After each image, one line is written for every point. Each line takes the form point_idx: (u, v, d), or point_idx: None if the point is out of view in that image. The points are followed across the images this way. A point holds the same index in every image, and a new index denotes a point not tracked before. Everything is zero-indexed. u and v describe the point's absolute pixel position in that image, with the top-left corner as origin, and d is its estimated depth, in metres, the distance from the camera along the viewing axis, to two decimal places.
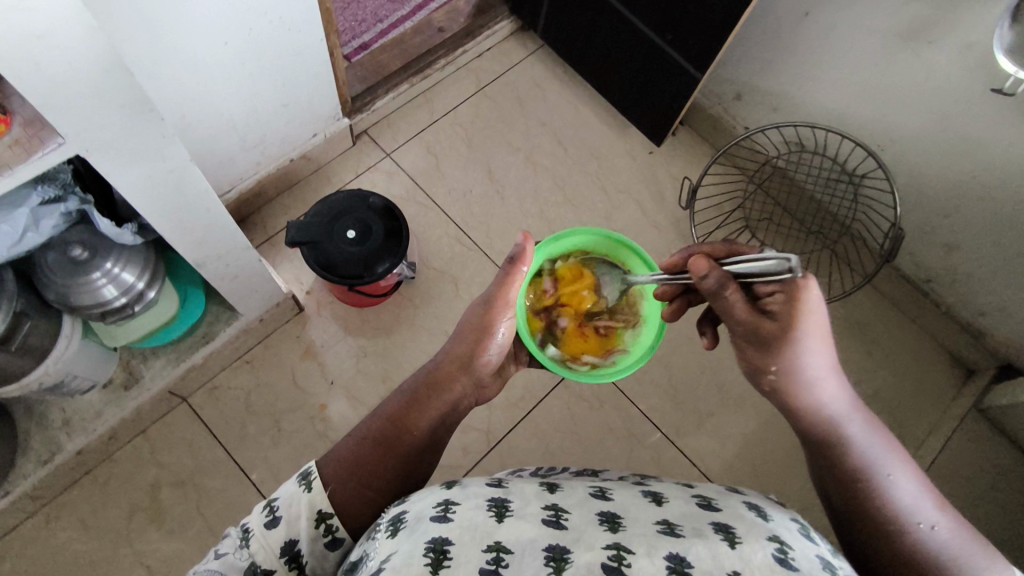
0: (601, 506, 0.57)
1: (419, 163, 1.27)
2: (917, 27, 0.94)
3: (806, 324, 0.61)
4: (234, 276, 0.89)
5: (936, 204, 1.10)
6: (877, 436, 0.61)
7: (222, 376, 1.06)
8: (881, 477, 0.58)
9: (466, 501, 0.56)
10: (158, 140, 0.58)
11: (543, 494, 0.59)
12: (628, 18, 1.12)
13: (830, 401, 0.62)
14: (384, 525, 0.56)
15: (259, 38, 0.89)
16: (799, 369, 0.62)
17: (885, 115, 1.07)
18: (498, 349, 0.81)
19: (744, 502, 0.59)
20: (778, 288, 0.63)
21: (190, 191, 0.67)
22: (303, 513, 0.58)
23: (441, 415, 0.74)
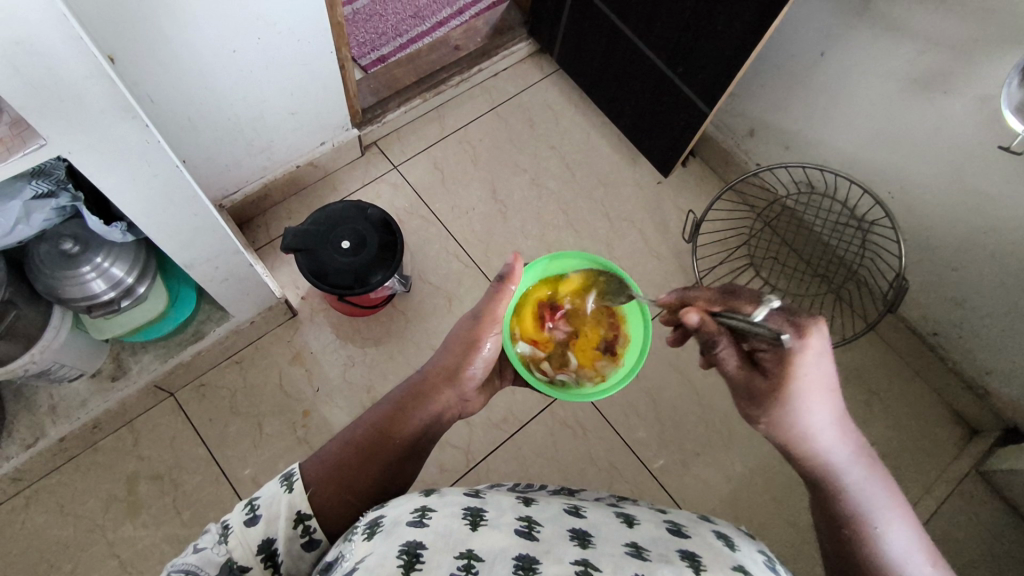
0: (573, 523, 0.56)
1: (425, 178, 1.28)
2: (931, 76, 0.91)
3: (801, 381, 0.58)
4: (225, 279, 0.90)
5: (946, 257, 1.07)
6: (880, 485, 0.59)
7: (210, 374, 1.07)
8: (875, 531, 0.56)
9: (443, 508, 0.55)
10: (141, 145, 0.60)
11: (517, 506, 0.58)
12: (640, 48, 1.11)
13: (829, 451, 0.59)
14: (361, 528, 0.55)
15: (267, 48, 0.91)
16: (792, 423, 0.59)
17: (895, 162, 1.04)
18: (485, 363, 0.79)
19: (713, 531, 0.58)
20: (772, 345, 0.59)
21: (177, 194, 0.69)
22: (283, 512, 0.58)
23: (426, 424, 0.73)
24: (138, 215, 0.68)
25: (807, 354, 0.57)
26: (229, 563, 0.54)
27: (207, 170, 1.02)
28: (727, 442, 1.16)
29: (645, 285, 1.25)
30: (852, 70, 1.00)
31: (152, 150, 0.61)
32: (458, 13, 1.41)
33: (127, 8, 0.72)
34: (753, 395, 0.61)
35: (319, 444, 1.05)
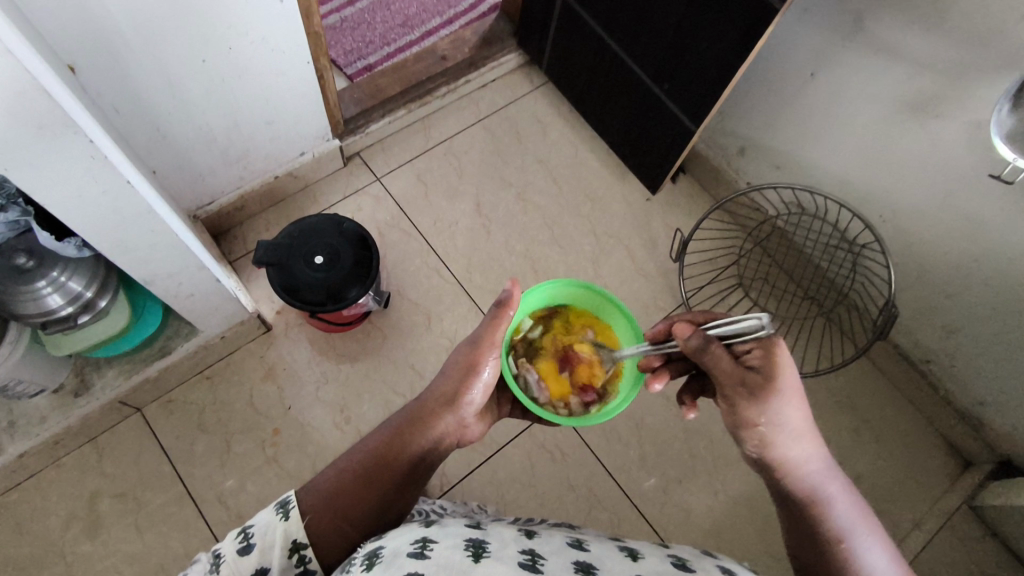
0: (577, 556, 0.59)
1: (408, 190, 1.25)
2: (925, 98, 0.88)
3: (786, 379, 0.67)
4: (190, 295, 0.88)
5: (938, 283, 1.04)
6: (851, 504, 0.67)
7: (179, 390, 1.05)
8: (853, 538, 0.64)
9: (443, 540, 0.57)
10: (86, 160, 0.57)
11: (521, 538, 0.61)
12: (627, 62, 1.08)
13: (806, 462, 0.68)
14: (359, 559, 0.57)
15: (239, 58, 0.88)
16: (781, 423, 0.67)
17: (887, 186, 1.01)
18: (484, 390, 0.78)
19: (717, 565, 0.60)
20: (755, 346, 0.68)
21: (129, 211, 0.66)
22: (278, 541, 0.61)
23: (424, 452, 0.73)
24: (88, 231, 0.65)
25: (784, 352, 0.67)
26: None
27: (179, 182, 1.00)
28: (710, 469, 1.13)
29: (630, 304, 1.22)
30: (845, 90, 0.97)
31: (100, 166, 0.59)
32: (447, 24, 1.40)
33: (86, 17, 0.70)
34: (747, 388, 0.66)
35: (289, 464, 1.03)
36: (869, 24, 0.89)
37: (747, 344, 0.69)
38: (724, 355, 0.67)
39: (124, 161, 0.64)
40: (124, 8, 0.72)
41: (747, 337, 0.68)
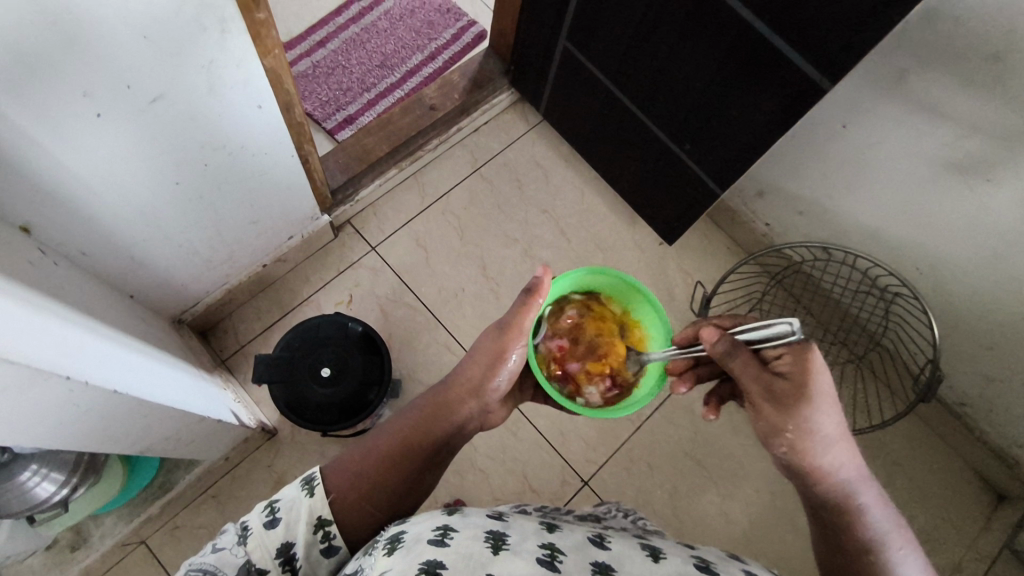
0: (597, 555, 0.52)
1: (407, 258, 1.16)
2: (973, 163, 0.82)
3: (818, 386, 0.60)
4: (190, 441, 0.79)
5: (978, 334, 0.99)
6: (886, 509, 0.62)
7: (184, 514, 0.94)
8: (889, 552, 0.59)
9: (465, 529, 0.52)
10: (63, 394, 0.49)
11: (540, 530, 0.55)
12: (641, 118, 0.99)
13: (841, 470, 0.62)
14: (381, 543, 0.54)
15: (216, 170, 0.76)
16: (813, 432, 0.61)
17: (926, 241, 0.95)
18: (510, 376, 0.75)
19: (743, 569, 0.54)
20: (787, 349, 0.62)
21: (119, 409, 0.58)
22: (303, 519, 0.57)
23: (446, 439, 0.70)
24: (73, 444, 0.57)
25: (819, 358, 0.61)
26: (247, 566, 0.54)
27: (160, 298, 0.89)
28: (751, 533, 1.08)
29: None
30: (883, 146, 0.89)
31: (81, 391, 0.51)
32: (430, 59, 1.28)
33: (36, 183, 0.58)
34: (774, 394, 0.62)
35: None
36: (913, 82, 0.80)
37: (775, 348, 0.63)
38: (749, 361, 0.63)
39: (99, 367, 0.54)
40: (79, 162, 0.60)
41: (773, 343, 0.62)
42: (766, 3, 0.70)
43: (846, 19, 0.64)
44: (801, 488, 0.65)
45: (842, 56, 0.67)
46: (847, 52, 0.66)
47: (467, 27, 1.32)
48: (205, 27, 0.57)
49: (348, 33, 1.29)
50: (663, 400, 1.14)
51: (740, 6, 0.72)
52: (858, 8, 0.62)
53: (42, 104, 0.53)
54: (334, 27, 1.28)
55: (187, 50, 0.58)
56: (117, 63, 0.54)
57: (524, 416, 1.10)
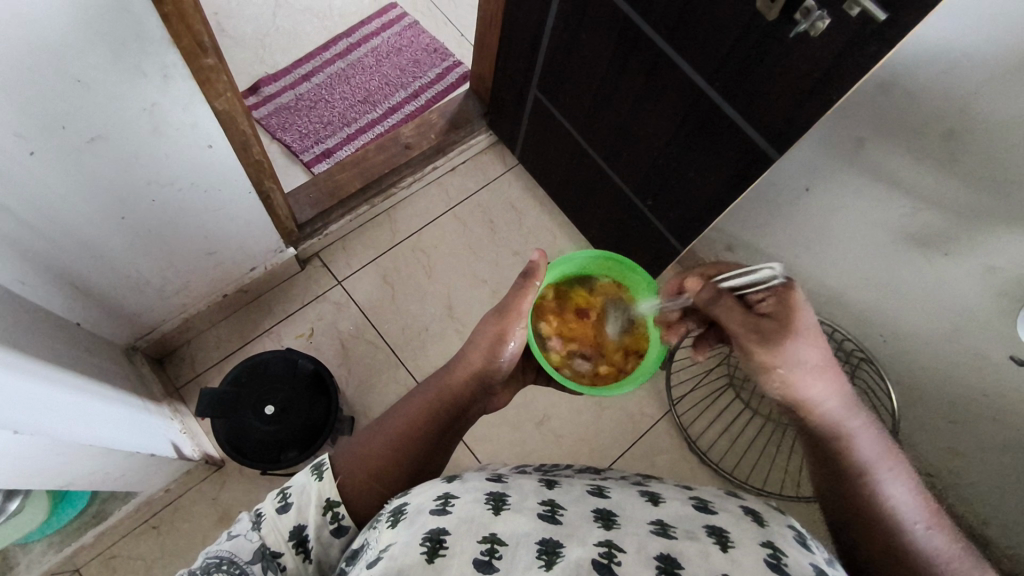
0: (597, 503, 0.50)
1: (373, 294, 1.15)
2: (928, 237, 0.80)
3: (804, 323, 0.58)
4: (117, 476, 0.79)
5: (942, 408, 0.95)
6: (874, 433, 0.58)
7: (122, 543, 0.93)
8: (877, 478, 0.55)
9: (465, 495, 0.49)
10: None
11: (541, 488, 0.52)
12: (607, 170, 1.00)
13: (827, 399, 0.57)
14: (385, 516, 0.51)
15: (164, 207, 0.77)
16: (800, 362, 0.57)
17: (890, 307, 0.92)
18: (511, 358, 0.72)
19: (743, 508, 0.52)
20: (771, 292, 0.61)
21: (45, 451, 0.62)
22: (312, 500, 0.55)
23: (455, 418, 0.67)
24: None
25: (802, 297, 0.59)
26: (262, 549, 0.52)
27: (112, 324, 0.89)
28: None
29: (615, 413, 1.12)
30: (845, 211, 0.87)
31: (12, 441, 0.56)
32: (412, 97, 1.30)
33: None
34: (760, 334, 0.59)
35: None
36: (870, 151, 0.79)
37: (761, 292, 0.62)
38: (733, 305, 0.62)
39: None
40: (15, 198, 0.61)
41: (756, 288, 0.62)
42: (716, 70, 0.70)
43: (789, 91, 0.64)
44: (793, 419, 0.61)
45: (786, 128, 0.68)
46: (791, 124, 0.67)
47: (452, 67, 1.33)
48: (147, 73, 0.59)
49: (334, 68, 1.31)
50: (623, 451, 1.10)
51: (693, 71, 0.73)
52: (802, 81, 0.62)
53: None
54: (320, 61, 1.31)
55: (126, 94, 0.59)
56: (51, 107, 0.55)
57: (480, 462, 1.07)
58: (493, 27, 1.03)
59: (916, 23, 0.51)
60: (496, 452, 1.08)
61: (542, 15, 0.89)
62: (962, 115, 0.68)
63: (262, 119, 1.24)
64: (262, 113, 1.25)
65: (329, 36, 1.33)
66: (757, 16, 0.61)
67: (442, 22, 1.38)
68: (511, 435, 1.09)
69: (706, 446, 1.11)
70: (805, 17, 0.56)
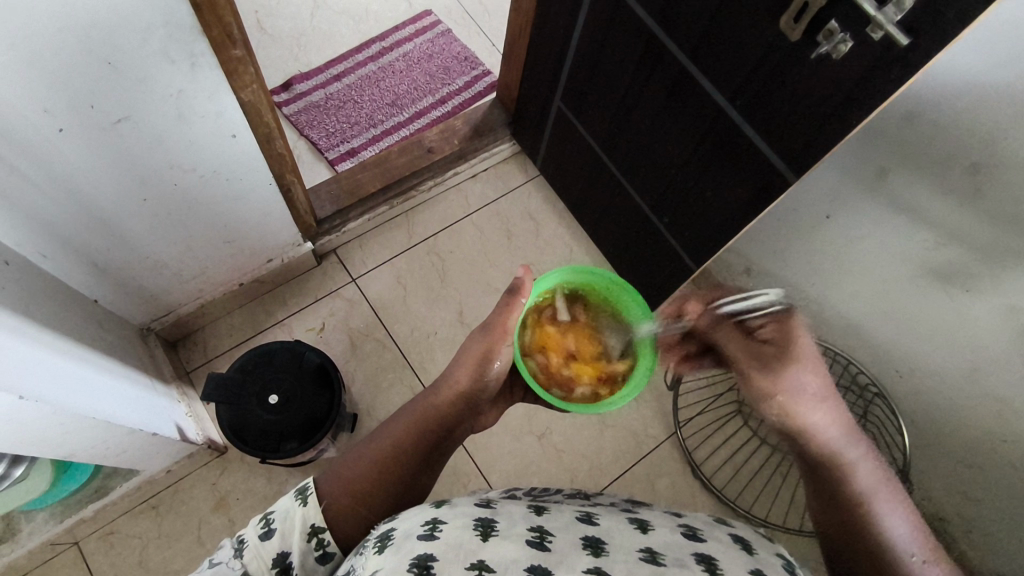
0: (586, 531, 0.50)
1: (386, 294, 1.16)
2: (954, 271, 0.74)
3: (805, 352, 0.60)
4: (122, 452, 0.80)
5: (957, 453, 0.90)
6: (875, 465, 0.57)
7: (121, 521, 0.95)
8: (877, 509, 0.53)
9: (454, 522, 0.48)
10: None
11: (529, 514, 0.51)
12: (624, 185, 1.00)
13: (827, 428, 0.56)
14: (371, 543, 0.49)
15: (185, 193, 0.78)
16: (801, 390, 0.57)
17: (906, 345, 0.87)
18: (497, 376, 0.73)
19: (731, 535, 0.52)
20: (769, 319, 0.64)
21: (45, 422, 0.63)
22: (297, 527, 0.55)
23: (440, 437, 0.68)
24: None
25: (800, 324, 0.62)
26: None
27: (131, 303, 0.91)
28: None
29: (618, 431, 1.11)
30: (860, 243, 0.83)
31: (13, 406, 0.57)
32: (440, 103, 1.32)
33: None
34: (760, 360, 0.60)
35: None
36: (894, 183, 0.74)
37: (759, 318, 0.65)
38: (735, 331, 0.65)
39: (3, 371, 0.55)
40: (42, 175, 0.63)
41: (755, 312, 0.65)
42: (737, 88, 0.70)
43: (808, 114, 0.64)
44: (791, 446, 0.59)
45: (804, 151, 0.67)
46: (809, 148, 0.66)
47: (481, 76, 1.35)
48: (174, 59, 0.61)
49: (365, 70, 1.33)
50: (624, 470, 1.09)
51: (714, 88, 0.73)
52: (822, 104, 0.61)
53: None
54: (353, 63, 1.33)
55: (152, 79, 0.61)
56: (78, 86, 0.57)
57: (479, 469, 1.06)
58: (521, 38, 1.04)
59: (938, 52, 0.50)
60: (495, 461, 1.07)
61: (569, 28, 0.90)
62: (991, 151, 0.64)
63: (291, 115, 1.27)
64: (292, 109, 1.27)
65: (364, 39, 1.36)
66: (779, 38, 0.61)
67: (475, 31, 1.40)
68: (512, 445, 1.08)
69: (710, 472, 1.09)
70: (827, 39, 0.56)
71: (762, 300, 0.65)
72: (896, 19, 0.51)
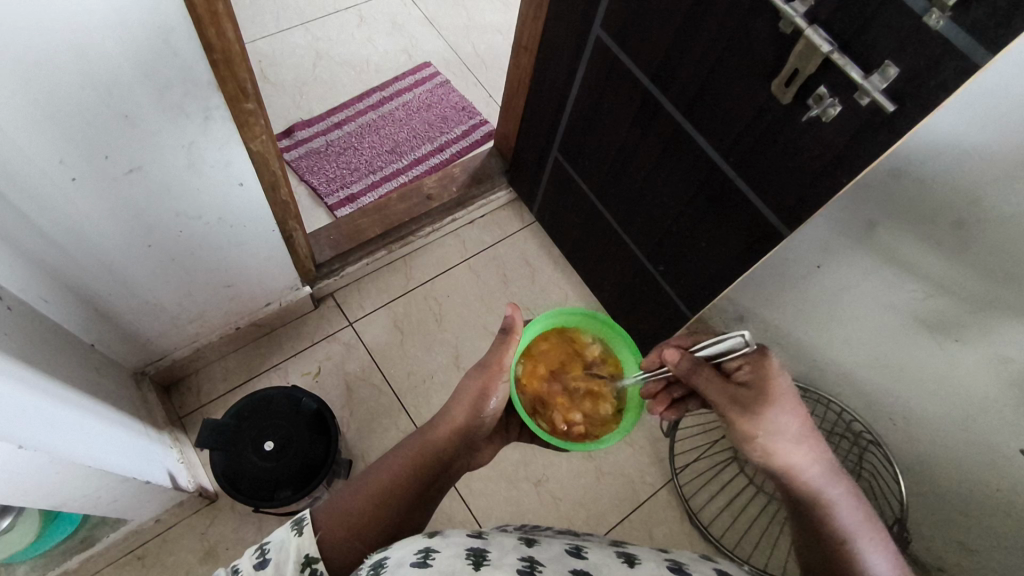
0: (575, 562, 0.49)
1: (382, 338, 1.16)
2: (943, 321, 0.72)
3: (781, 392, 0.58)
4: (114, 500, 0.79)
5: (952, 500, 0.89)
6: (857, 502, 0.58)
7: (106, 572, 0.92)
8: (860, 548, 0.54)
9: (447, 548, 0.48)
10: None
11: (520, 546, 0.51)
12: (620, 233, 1.02)
13: (809, 467, 0.57)
14: (363, 570, 0.49)
15: (190, 238, 0.79)
16: (779, 432, 0.57)
17: (896, 393, 0.86)
18: (495, 413, 0.73)
19: (715, 569, 0.51)
20: (746, 359, 0.60)
21: (40, 471, 0.62)
22: (290, 557, 0.54)
23: (434, 475, 0.67)
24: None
25: (776, 363, 0.59)
26: None
27: (126, 348, 0.91)
28: None
29: (614, 478, 1.10)
30: (844, 295, 0.80)
31: (8, 456, 0.56)
32: (438, 150, 1.35)
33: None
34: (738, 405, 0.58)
35: None
36: (883, 236, 0.70)
37: (736, 360, 0.61)
38: (713, 375, 0.61)
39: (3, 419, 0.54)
40: (48, 217, 0.63)
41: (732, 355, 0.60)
42: (731, 146, 0.73)
43: (801, 170, 0.66)
44: (776, 484, 0.60)
45: (797, 205, 0.70)
46: (803, 203, 0.69)
47: (478, 125, 1.39)
48: (189, 112, 0.63)
49: (365, 119, 1.36)
50: (620, 518, 1.08)
51: (708, 144, 0.76)
52: (812, 162, 0.65)
53: (15, 167, 0.56)
54: (353, 111, 1.37)
55: (166, 132, 0.63)
56: (94, 135, 0.59)
57: (474, 516, 1.05)
58: (519, 91, 1.08)
59: (923, 116, 0.53)
60: (490, 509, 1.06)
61: (567, 84, 0.94)
62: (974, 208, 0.62)
63: (292, 161, 1.29)
64: (293, 155, 1.30)
65: (365, 89, 1.40)
66: (771, 100, 0.64)
67: (473, 83, 1.45)
68: (508, 492, 1.07)
69: (707, 520, 1.08)
70: (816, 103, 0.59)
71: (733, 343, 0.57)
72: (882, 87, 0.54)
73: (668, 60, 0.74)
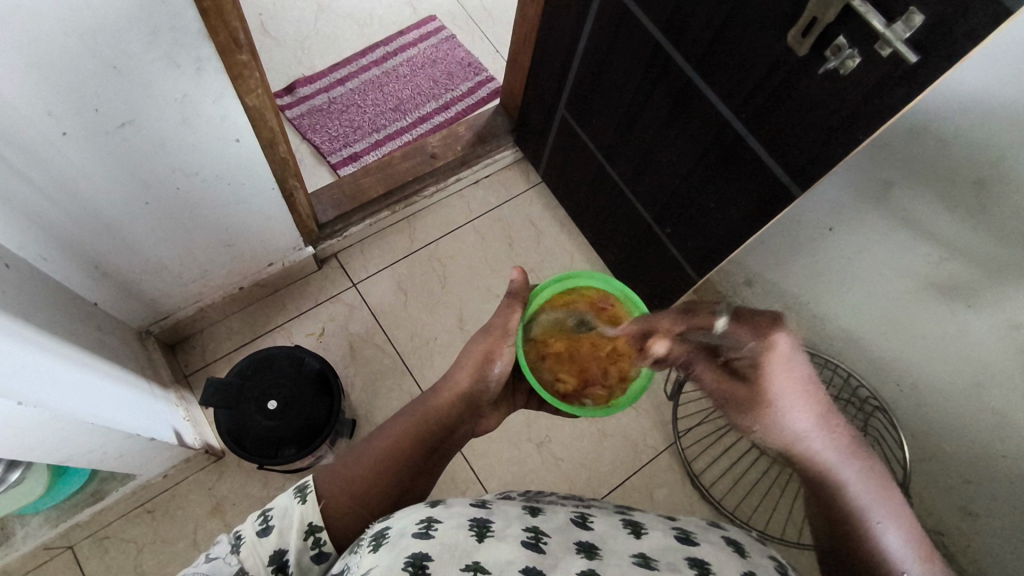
0: (580, 535, 0.48)
1: (386, 299, 1.16)
2: (957, 286, 0.69)
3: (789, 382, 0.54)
4: (119, 455, 0.80)
5: (957, 466, 0.88)
6: (873, 473, 0.55)
7: (116, 525, 0.95)
8: (873, 527, 0.53)
9: (449, 519, 0.47)
10: None
11: (524, 515, 0.50)
12: (627, 194, 1.00)
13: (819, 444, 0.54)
14: (366, 540, 0.49)
15: (189, 196, 0.78)
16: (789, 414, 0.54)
17: (903, 358, 0.84)
18: (500, 379, 0.72)
19: (724, 538, 0.51)
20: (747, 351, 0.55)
21: (42, 426, 0.62)
22: (294, 524, 0.55)
23: (437, 442, 0.67)
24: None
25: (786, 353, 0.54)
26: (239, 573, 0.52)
27: (129, 307, 0.91)
28: None
29: (617, 440, 1.11)
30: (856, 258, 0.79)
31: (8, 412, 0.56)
32: (442, 109, 1.32)
33: None
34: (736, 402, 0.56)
35: None
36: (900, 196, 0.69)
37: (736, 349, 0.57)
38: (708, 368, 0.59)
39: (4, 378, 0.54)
40: (39, 171, 0.62)
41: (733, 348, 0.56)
42: (743, 101, 0.70)
43: (815, 127, 0.64)
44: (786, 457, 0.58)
45: (810, 165, 0.68)
46: (817, 163, 0.66)
47: (484, 82, 1.35)
48: (180, 63, 0.60)
49: (369, 75, 1.33)
50: (622, 480, 1.08)
51: (719, 99, 0.73)
52: (826, 118, 0.62)
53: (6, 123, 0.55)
54: (357, 67, 1.33)
55: (157, 84, 0.61)
56: (82, 89, 0.57)
57: (477, 476, 1.06)
58: (525, 45, 1.04)
59: (948, 66, 0.50)
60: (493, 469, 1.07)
61: (575, 37, 0.90)
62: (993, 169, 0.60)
63: (294, 119, 1.27)
64: (295, 113, 1.27)
65: (368, 44, 1.36)
66: (786, 52, 0.61)
67: (479, 38, 1.40)
68: (511, 453, 1.08)
69: (708, 484, 1.09)
70: (834, 54, 0.56)
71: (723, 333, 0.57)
72: (905, 36, 0.51)
73: (680, 11, 0.71)
